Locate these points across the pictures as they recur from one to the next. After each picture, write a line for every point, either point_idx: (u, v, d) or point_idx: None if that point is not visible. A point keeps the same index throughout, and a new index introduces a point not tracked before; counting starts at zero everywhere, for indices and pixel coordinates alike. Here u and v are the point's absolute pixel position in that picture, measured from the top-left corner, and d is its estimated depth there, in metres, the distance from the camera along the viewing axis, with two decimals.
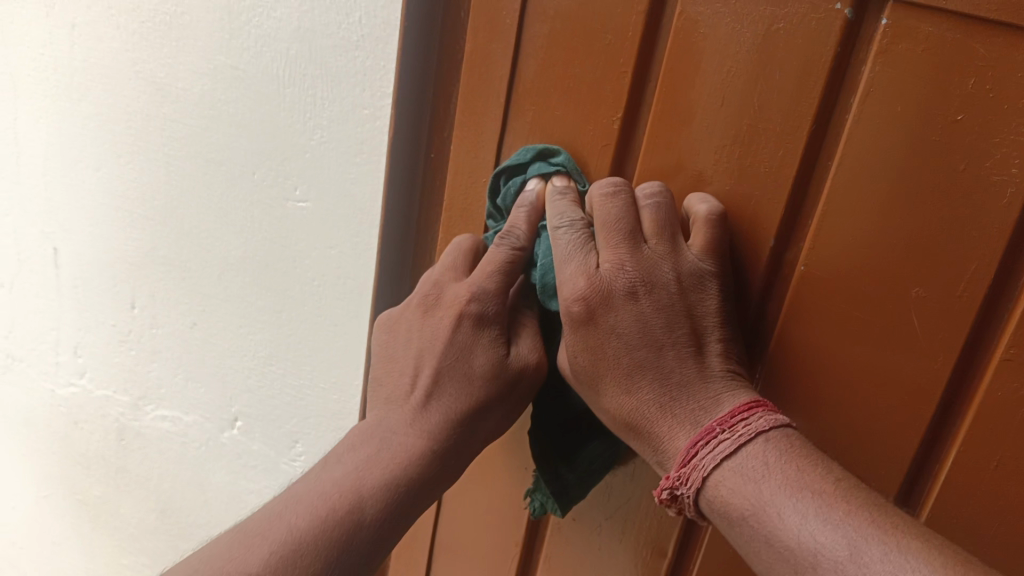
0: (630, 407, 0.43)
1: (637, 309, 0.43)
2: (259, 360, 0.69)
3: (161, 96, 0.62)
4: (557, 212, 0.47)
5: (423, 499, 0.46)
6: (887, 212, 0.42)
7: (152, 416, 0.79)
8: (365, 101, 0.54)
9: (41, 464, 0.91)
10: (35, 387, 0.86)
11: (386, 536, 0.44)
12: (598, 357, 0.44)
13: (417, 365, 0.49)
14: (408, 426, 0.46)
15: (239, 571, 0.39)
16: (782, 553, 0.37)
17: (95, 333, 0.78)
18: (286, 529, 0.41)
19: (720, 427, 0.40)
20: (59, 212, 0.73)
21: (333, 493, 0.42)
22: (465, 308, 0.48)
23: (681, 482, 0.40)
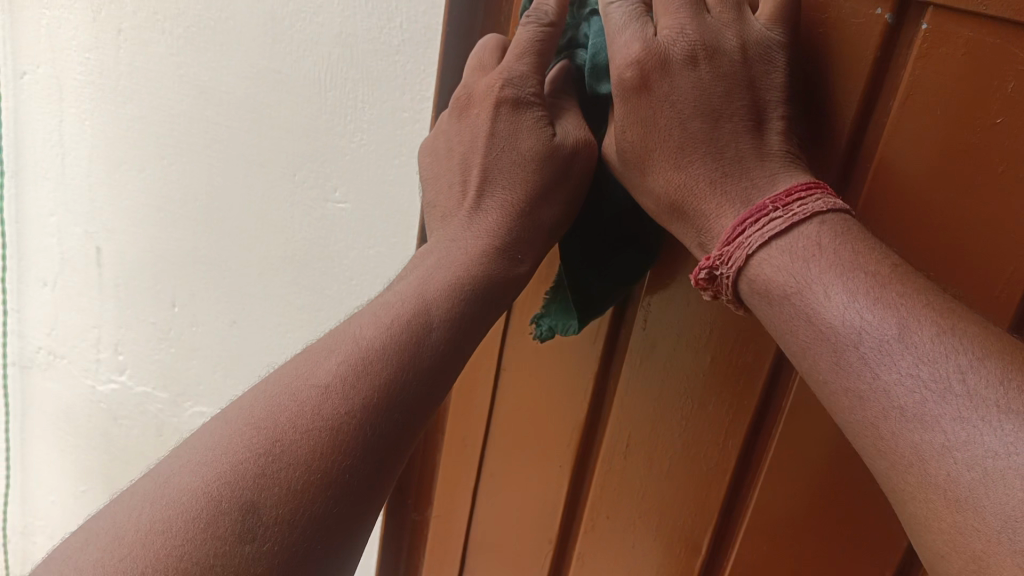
0: (677, 181, 0.42)
1: (693, 75, 0.41)
2: (298, 358, 0.70)
3: (204, 97, 0.63)
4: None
5: (491, 310, 0.45)
6: (926, 217, 0.43)
7: (191, 412, 0.80)
8: (406, 105, 0.55)
9: (82, 461, 0.93)
10: (77, 383, 0.88)
11: (461, 346, 0.42)
12: (648, 134, 0.42)
13: (464, 167, 0.48)
14: (461, 233, 0.46)
15: (306, 389, 0.38)
16: (823, 333, 0.35)
17: (136, 331, 0.79)
18: (354, 347, 0.39)
19: (773, 206, 0.39)
20: (102, 212, 0.75)
21: (398, 303, 0.41)
22: (503, 96, 0.46)
23: (721, 261, 0.40)
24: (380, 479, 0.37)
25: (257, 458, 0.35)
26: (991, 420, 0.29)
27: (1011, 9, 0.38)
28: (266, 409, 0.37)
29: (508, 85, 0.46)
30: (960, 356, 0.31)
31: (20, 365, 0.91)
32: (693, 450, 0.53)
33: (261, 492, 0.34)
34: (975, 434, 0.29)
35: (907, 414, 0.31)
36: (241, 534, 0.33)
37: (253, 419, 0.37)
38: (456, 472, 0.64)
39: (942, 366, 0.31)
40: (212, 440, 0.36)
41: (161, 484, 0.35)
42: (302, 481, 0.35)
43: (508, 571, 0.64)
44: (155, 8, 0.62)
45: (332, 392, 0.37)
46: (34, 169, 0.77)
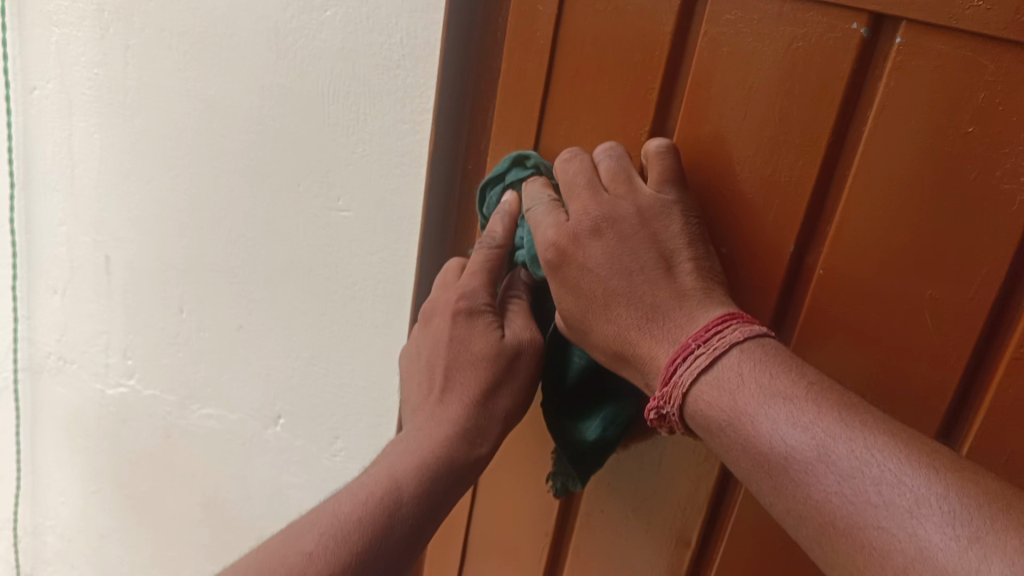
0: (613, 334, 0.46)
1: (605, 257, 0.46)
2: (303, 361, 0.71)
3: (210, 111, 0.65)
4: (529, 195, 0.51)
5: (458, 485, 0.49)
6: (902, 218, 0.44)
7: (199, 414, 0.82)
8: (405, 116, 0.56)
9: (91, 462, 0.95)
10: (86, 387, 0.90)
11: (422, 525, 0.47)
12: (584, 314, 0.47)
13: (428, 369, 0.53)
14: (427, 421, 0.50)
15: (295, 554, 0.43)
16: (758, 459, 0.38)
17: (144, 336, 0.81)
18: (332, 525, 0.44)
19: (695, 343, 0.42)
20: (110, 221, 0.77)
21: (370, 484, 0.46)
22: (456, 306, 0.52)
23: (665, 402, 0.42)
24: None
25: None
26: (909, 525, 0.33)
27: (983, 23, 0.39)
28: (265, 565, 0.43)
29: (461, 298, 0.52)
30: (875, 469, 0.34)
31: (30, 369, 0.93)
32: (679, 446, 0.55)
33: None
34: (895, 539, 0.33)
35: (840, 528, 0.35)
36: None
37: None
38: None
39: (862, 480, 0.34)
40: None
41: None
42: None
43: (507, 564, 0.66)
44: (161, 26, 0.64)
45: (314, 559, 0.43)
46: (43, 178, 0.78)
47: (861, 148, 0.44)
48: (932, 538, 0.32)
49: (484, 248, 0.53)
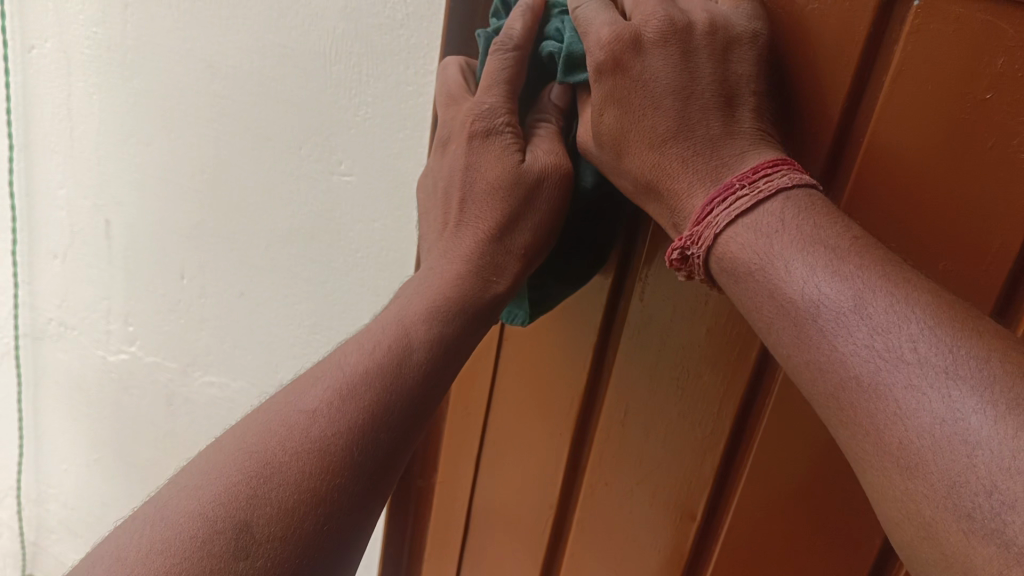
0: (651, 162, 0.44)
1: (654, 59, 0.43)
2: (305, 329, 0.71)
3: (211, 72, 0.64)
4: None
5: (479, 327, 0.48)
6: (915, 192, 0.44)
7: (201, 381, 0.81)
8: (409, 78, 0.56)
9: (93, 429, 0.95)
10: (87, 353, 0.89)
11: (437, 381, 0.44)
12: (623, 133, 0.45)
13: (445, 190, 0.51)
14: (436, 258, 0.49)
15: (298, 414, 0.40)
16: (784, 306, 0.37)
17: (145, 301, 0.81)
18: (335, 392, 0.41)
19: (741, 183, 0.40)
20: (111, 184, 0.76)
21: (379, 333, 0.43)
22: (474, 127, 0.50)
23: (692, 242, 0.42)
24: (382, 479, 0.41)
25: (248, 480, 0.37)
26: (941, 386, 0.31)
27: None
28: (263, 438, 0.39)
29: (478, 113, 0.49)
30: (912, 326, 0.32)
31: (32, 335, 0.93)
32: (689, 418, 0.53)
33: (255, 511, 0.36)
34: (924, 401, 0.31)
35: (863, 384, 0.33)
36: (236, 552, 0.35)
37: (249, 445, 0.39)
38: (456, 440, 0.64)
39: (894, 335, 0.33)
40: (204, 470, 0.38)
41: (163, 504, 0.37)
42: (293, 497, 0.37)
43: (512, 542, 0.64)
44: None
45: (319, 415, 0.40)
46: (45, 143, 0.79)
47: (872, 127, 0.44)
48: (969, 421, 0.29)
49: (501, 47, 0.49)
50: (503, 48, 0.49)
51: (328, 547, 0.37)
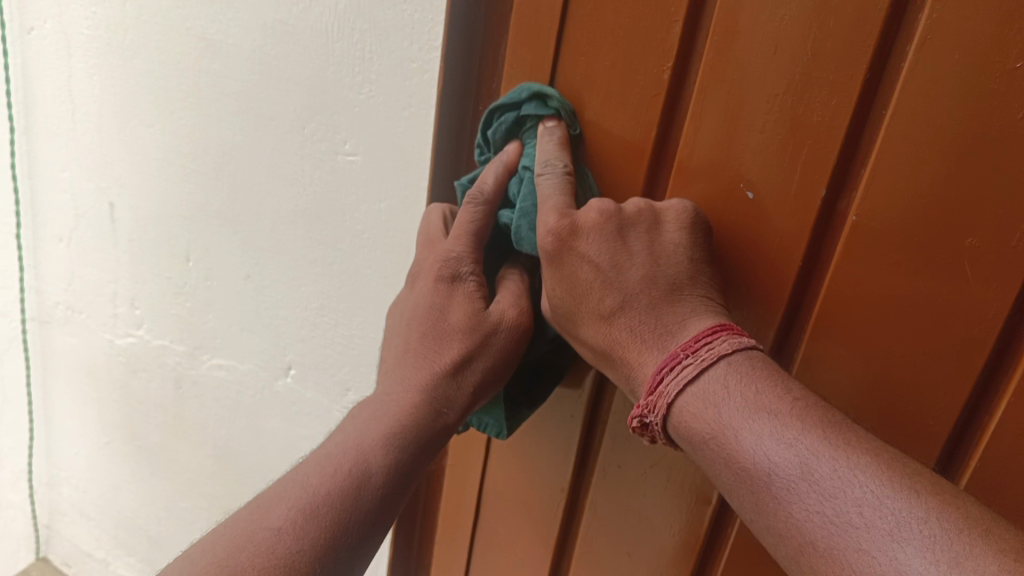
0: (606, 333, 0.44)
1: (603, 235, 0.44)
2: (312, 312, 0.69)
3: (212, 51, 0.63)
4: (543, 156, 0.48)
5: (424, 459, 0.47)
6: (913, 227, 0.40)
7: (209, 364, 0.80)
8: (413, 55, 0.54)
9: (103, 413, 0.94)
10: (94, 337, 0.89)
11: (390, 506, 0.45)
12: (573, 301, 0.45)
13: (405, 330, 0.51)
14: (398, 386, 0.49)
15: (262, 530, 0.41)
16: (740, 475, 0.36)
17: (151, 284, 0.80)
18: (304, 496, 0.42)
19: (684, 353, 0.40)
20: (113, 166, 0.75)
21: (337, 457, 0.44)
22: (441, 271, 0.50)
23: (649, 410, 0.40)
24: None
25: None
26: (888, 550, 0.31)
27: None
28: (228, 551, 0.40)
29: (445, 259, 0.50)
30: (856, 490, 0.33)
31: (39, 319, 0.93)
32: None
33: None
34: (874, 564, 0.31)
35: (819, 547, 0.33)
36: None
37: (219, 558, 0.39)
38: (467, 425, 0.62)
39: (841, 500, 0.33)
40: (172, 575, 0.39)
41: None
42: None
43: (521, 529, 0.61)
44: None
45: (283, 533, 0.40)
46: (47, 124, 0.78)
47: (897, 97, 0.39)
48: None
49: (473, 201, 0.50)
50: (473, 202, 0.50)
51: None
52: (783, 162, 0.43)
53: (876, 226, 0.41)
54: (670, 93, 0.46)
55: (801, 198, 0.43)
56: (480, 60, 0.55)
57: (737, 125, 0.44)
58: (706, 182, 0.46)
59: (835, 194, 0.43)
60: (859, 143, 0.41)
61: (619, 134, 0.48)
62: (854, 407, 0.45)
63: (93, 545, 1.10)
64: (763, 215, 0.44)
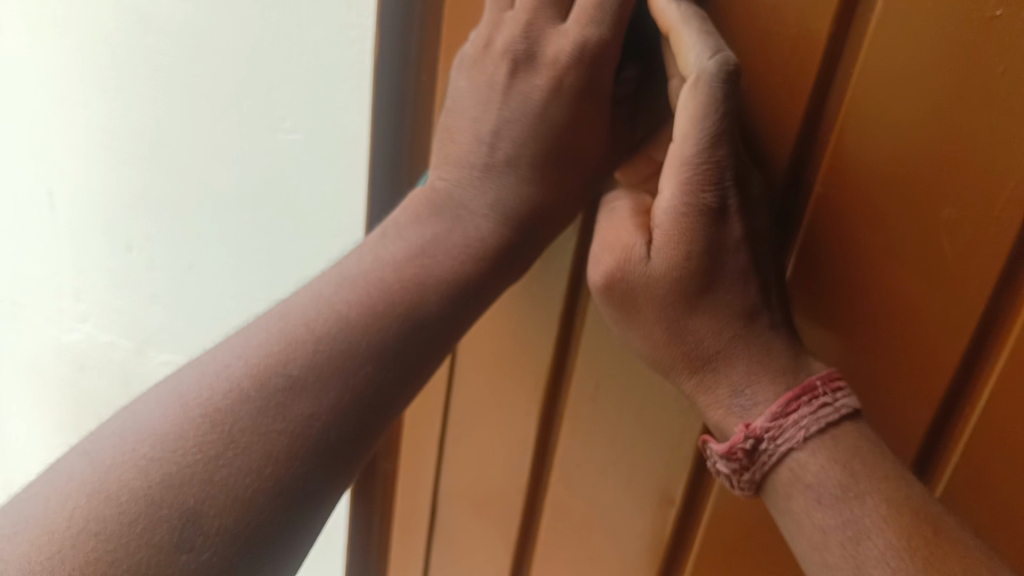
0: (716, 330, 0.40)
1: (751, 225, 0.40)
2: (258, 302, 0.65)
3: (143, 25, 0.59)
4: (698, 38, 0.38)
5: (492, 293, 0.46)
6: (893, 207, 0.40)
7: (157, 360, 0.76)
8: (351, 22, 0.50)
9: (54, 412, 0.90)
10: (38, 332, 0.85)
11: (434, 339, 0.44)
12: (694, 281, 0.40)
13: (494, 138, 0.45)
14: (487, 207, 0.45)
15: (276, 374, 0.39)
16: (859, 552, 0.35)
17: (94, 277, 0.76)
18: (334, 325, 0.41)
19: (822, 388, 0.38)
20: (51, 151, 0.71)
21: (397, 263, 0.44)
22: (567, 67, 0.43)
23: (769, 437, 0.37)
24: (355, 446, 0.40)
25: (205, 459, 0.36)
26: None
27: None
28: (195, 430, 0.36)
29: (585, 42, 0.42)
30: None
31: None
32: (661, 401, 0.47)
33: (205, 499, 0.35)
34: None
35: None
36: (178, 544, 0.34)
37: (201, 401, 0.37)
38: (417, 426, 0.58)
39: None
40: (168, 399, 0.37)
41: (117, 457, 0.35)
42: (253, 484, 0.36)
43: (481, 530, 0.58)
44: None
45: (299, 384, 0.39)
46: None
47: (869, 37, 0.38)
48: None
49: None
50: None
51: (260, 547, 0.36)
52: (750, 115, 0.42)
53: (864, 167, 0.40)
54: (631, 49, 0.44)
55: (773, 145, 0.42)
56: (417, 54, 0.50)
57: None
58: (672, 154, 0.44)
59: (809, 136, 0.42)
60: (830, 85, 0.40)
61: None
62: (846, 353, 0.44)
63: None
64: None
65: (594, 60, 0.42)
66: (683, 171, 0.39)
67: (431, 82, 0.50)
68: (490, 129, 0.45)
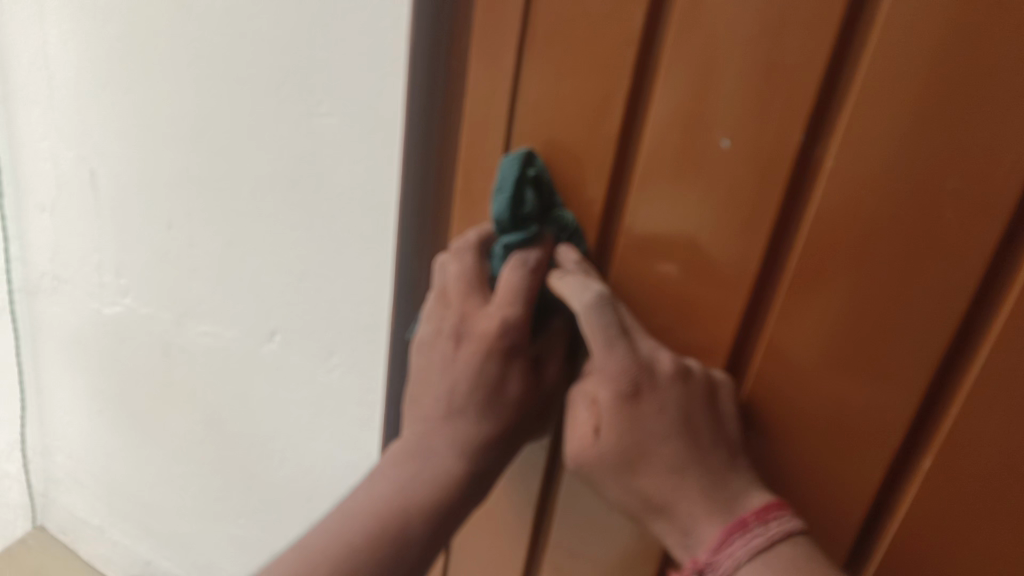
0: (665, 495, 0.44)
1: (677, 387, 0.45)
2: (294, 277, 0.68)
3: (185, 13, 0.62)
4: (577, 290, 0.47)
5: (468, 503, 0.53)
6: (872, 230, 0.42)
7: (194, 331, 0.79)
8: (384, 11, 0.52)
9: (93, 381, 0.95)
10: (81, 306, 0.89)
11: (427, 548, 0.51)
12: (634, 458, 0.45)
13: (447, 394, 0.51)
14: (447, 448, 0.52)
15: None
16: None
17: (135, 253, 0.79)
18: (343, 547, 0.48)
19: (753, 520, 0.42)
20: (92, 132, 0.75)
21: (379, 500, 0.51)
22: (496, 343, 0.49)
23: (710, 567, 0.42)
24: None
25: None
26: None
27: None
28: None
29: (507, 324, 0.49)
30: None
31: (27, 290, 0.94)
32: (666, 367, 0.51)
33: None
34: None
35: None
36: None
37: None
38: None
39: None
40: None
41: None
42: None
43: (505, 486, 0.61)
44: None
45: None
46: (24, 94, 0.78)
47: (862, 76, 0.39)
48: None
49: (520, 267, 0.49)
50: (525, 266, 0.49)
51: None
52: (752, 121, 0.43)
53: (857, 180, 0.41)
54: (645, 39, 0.44)
55: (774, 152, 0.43)
56: (448, 37, 0.54)
57: (709, 83, 0.43)
58: (677, 148, 0.46)
59: (811, 136, 0.42)
60: (832, 97, 0.41)
61: (595, 116, 0.47)
62: (823, 387, 0.46)
63: (89, 513, 1.11)
64: (732, 160, 0.44)
65: (517, 333, 0.49)
66: (602, 371, 0.46)
67: (461, 64, 0.54)
68: (446, 388, 0.51)
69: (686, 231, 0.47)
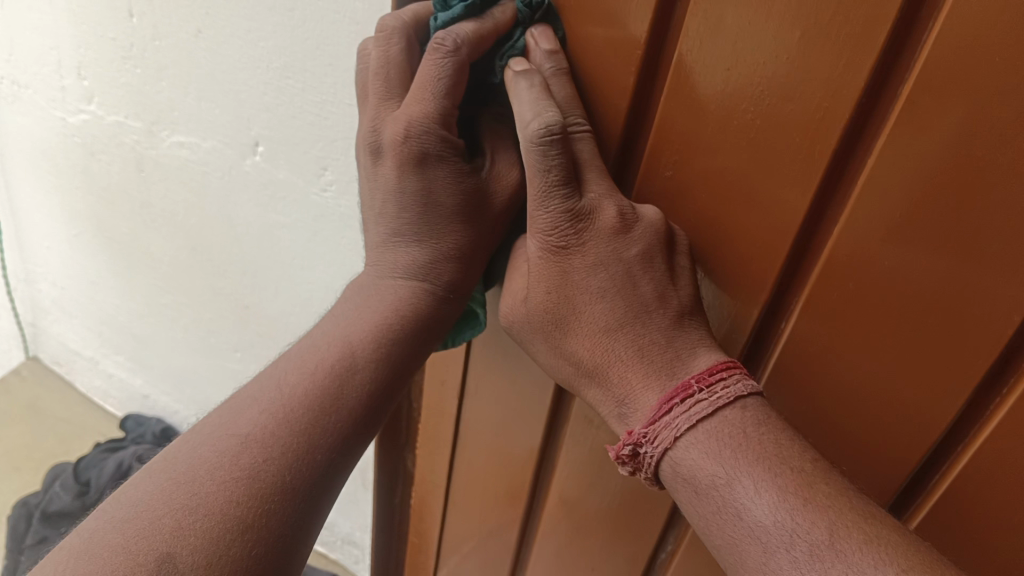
0: (598, 351, 0.41)
1: (616, 243, 0.40)
2: (275, 74, 0.57)
3: None
4: (530, 106, 0.39)
5: (424, 344, 0.46)
6: (972, 130, 0.32)
7: (169, 142, 0.69)
8: None
9: (69, 202, 0.85)
10: (47, 116, 0.78)
11: (383, 406, 0.44)
12: (567, 307, 0.42)
13: (380, 212, 0.46)
14: (397, 275, 0.46)
15: (227, 438, 0.38)
16: (749, 531, 0.35)
17: (95, 51, 0.68)
18: (275, 396, 0.40)
19: (697, 385, 0.38)
20: None
21: (322, 349, 0.43)
22: (403, 151, 0.43)
23: (646, 441, 0.38)
24: (317, 505, 0.39)
25: (178, 509, 0.35)
26: None
27: None
28: (169, 492, 0.36)
29: (410, 128, 0.42)
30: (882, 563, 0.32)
31: None
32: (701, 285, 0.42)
33: (176, 543, 0.34)
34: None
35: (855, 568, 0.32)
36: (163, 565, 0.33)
37: (171, 472, 0.37)
38: None
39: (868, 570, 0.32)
40: (146, 475, 0.37)
41: (83, 536, 0.34)
42: (226, 537, 0.35)
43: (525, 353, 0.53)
44: None
45: (250, 443, 0.38)
46: None
47: None
48: None
49: (439, 53, 0.40)
50: (441, 52, 0.40)
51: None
52: None
53: (977, 16, 0.30)
54: None
55: None
56: None
57: None
58: None
59: None
60: None
61: None
62: (868, 329, 0.39)
63: (80, 345, 1.04)
64: None
65: (433, 138, 0.42)
66: (535, 219, 0.41)
67: None
68: (380, 206, 0.45)
69: (747, 88, 0.36)
